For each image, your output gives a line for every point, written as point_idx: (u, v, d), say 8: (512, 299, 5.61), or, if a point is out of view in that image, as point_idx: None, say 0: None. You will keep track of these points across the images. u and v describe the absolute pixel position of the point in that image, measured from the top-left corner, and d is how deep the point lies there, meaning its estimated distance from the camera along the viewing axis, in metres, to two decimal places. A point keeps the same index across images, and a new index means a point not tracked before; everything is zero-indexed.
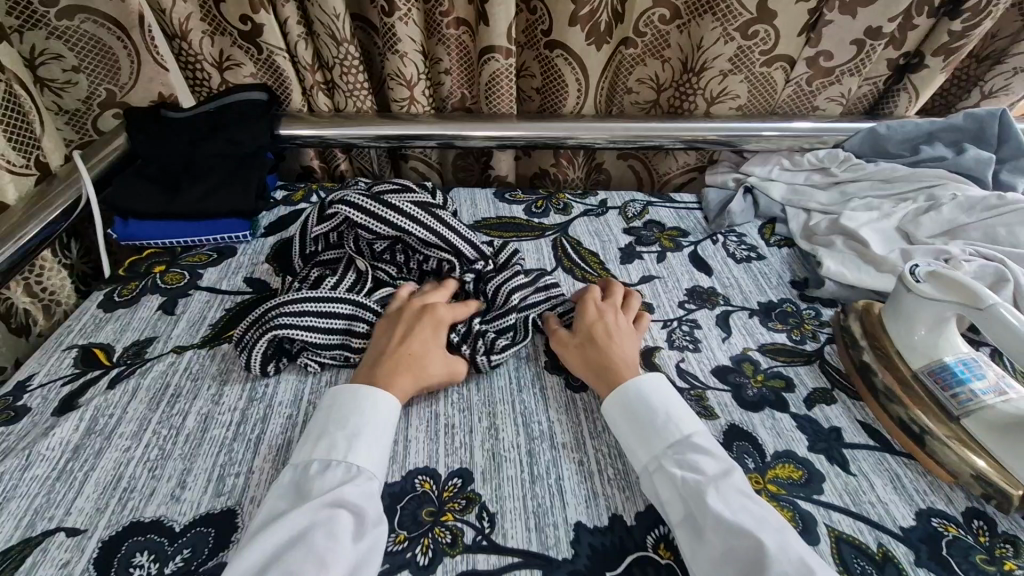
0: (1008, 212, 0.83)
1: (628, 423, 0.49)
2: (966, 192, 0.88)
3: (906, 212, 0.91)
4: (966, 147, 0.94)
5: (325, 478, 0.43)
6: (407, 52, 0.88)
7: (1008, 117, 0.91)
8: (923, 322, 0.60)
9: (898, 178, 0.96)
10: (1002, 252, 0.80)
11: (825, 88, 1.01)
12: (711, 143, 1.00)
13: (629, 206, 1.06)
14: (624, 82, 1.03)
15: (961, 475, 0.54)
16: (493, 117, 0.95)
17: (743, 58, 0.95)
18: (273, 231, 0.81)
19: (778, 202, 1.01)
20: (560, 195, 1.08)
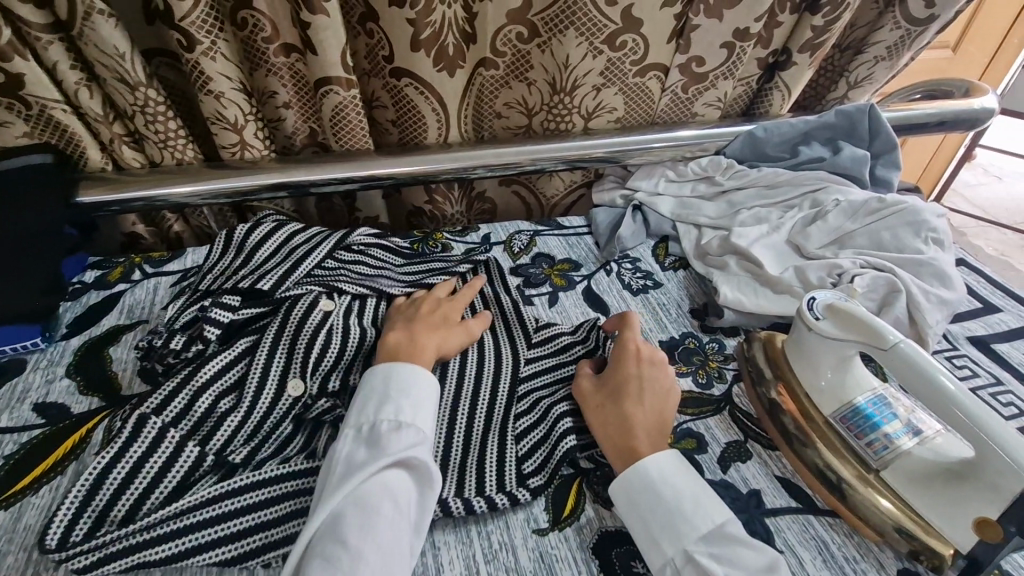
0: (891, 215, 0.79)
1: (653, 508, 0.42)
2: (848, 196, 0.84)
3: (794, 223, 0.85)
4: (842, 146, 0.89)
5: (393, 438, 0.40)
6: (224, 91, 0.65)
7: (878, 111, 0.88)
8: (826, 362, 0.51)
9: (782, 183, 0.90)
10: (889, 258, 0.76)
11: (701, 95, 0.93)
12: (595, 160, 0.89)
13: (514, 239, 0.94)
14: (491, 105, 0.89)
15: (888, 532, 0.44)
16: (347, 158, 0.74)
17: (614, 70, 0.85)
18: (80, 329, 0.59)
19: (668, 218, 0.93)
20: (437, 235, 0.95)
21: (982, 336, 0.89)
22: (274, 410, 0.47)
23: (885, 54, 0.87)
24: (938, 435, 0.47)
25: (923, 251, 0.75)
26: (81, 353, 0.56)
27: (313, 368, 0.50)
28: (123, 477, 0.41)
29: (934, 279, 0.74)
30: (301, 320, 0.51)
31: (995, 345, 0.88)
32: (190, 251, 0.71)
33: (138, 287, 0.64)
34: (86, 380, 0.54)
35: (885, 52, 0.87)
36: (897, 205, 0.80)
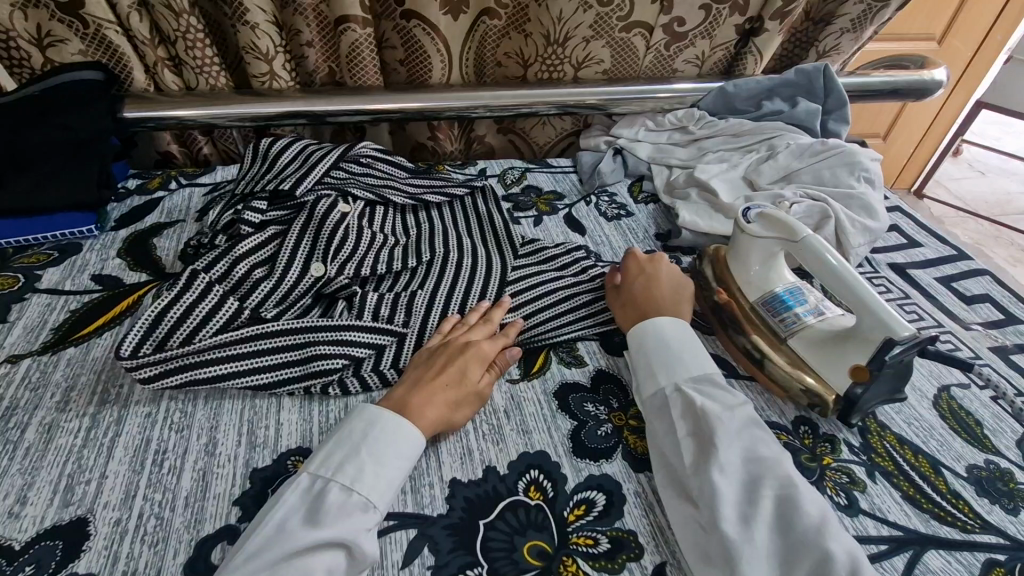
0: (830, 156, 0.94)
1: (653, 355, 0.54)
2: (797, 140, 0.99)
3: (750, 161, 1.00)
4: (800, 101, 1.03)
5: (335, 505, 0.40)
6: (259, 22, 0.80)
7: (832, 72, 1.01)
8: (756, 258, 0.66)
9: (745, 133, 1.04)
10: (827, 192, 0.91)
11: (681, 52, 1.07)
12: (587, 107, 1.03)
13: (507, 173, 1.10)
14: (492, 55, 1.02)
15: (792, 389, 0.60)
16: (356, 91, 0.89)
17: (602, 24, 0.99)
18: (126, 223, 0.73)
19: (644, 161, 1.07)
20: (439, 168, 1.11)
21: (899, 262, 1.04)
22: (298, 284, 0.62)
23: (849, 26, 1.02)
24: (834, 315, 0.62)
25: (853, 188, 0.91)
26: (129, 241, 0.70)
27: (331, 254, 0.65)
28: (177, 317, 0.52)
29: (861, 210, 0.89)
30: (323, 217, 0.68)
31: (911, 270, 1.03)
32: (218, 171, 0.86)
33: (175, 195, 0.79)
34: (134, 260, 0.68)
35: (849, 24, 1.01)
36: (838, 148, 0.95)
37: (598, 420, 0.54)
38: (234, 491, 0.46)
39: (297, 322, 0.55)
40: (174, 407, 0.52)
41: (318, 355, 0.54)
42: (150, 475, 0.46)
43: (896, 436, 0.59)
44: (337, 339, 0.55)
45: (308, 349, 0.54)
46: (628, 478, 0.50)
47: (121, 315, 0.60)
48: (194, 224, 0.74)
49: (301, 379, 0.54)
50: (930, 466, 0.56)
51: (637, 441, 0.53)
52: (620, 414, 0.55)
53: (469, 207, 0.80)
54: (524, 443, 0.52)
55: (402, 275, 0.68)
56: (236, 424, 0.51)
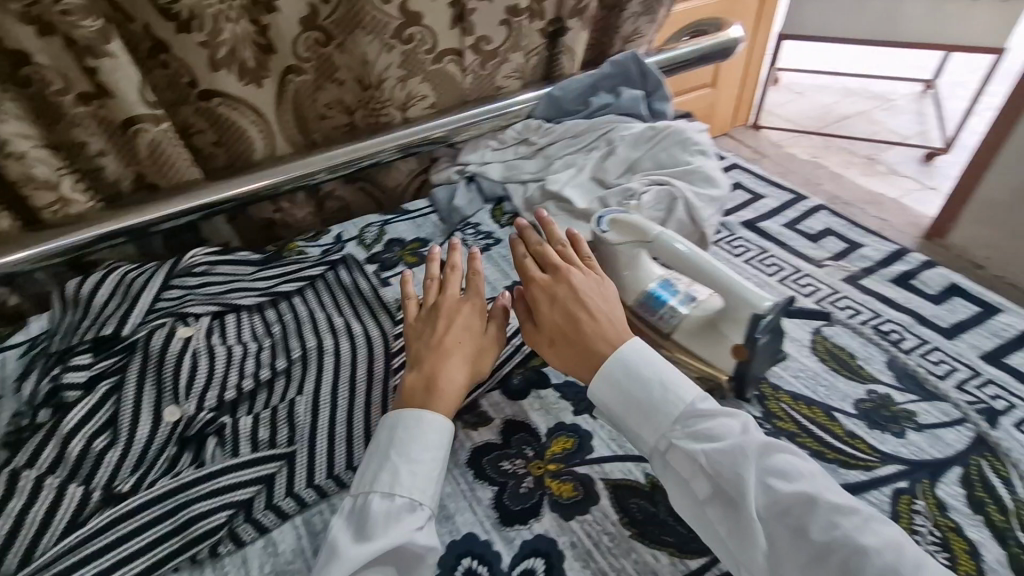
0: (662, 139, 0.98)
1: (626, 407, 0.46)
2: (629, 130, 1.01)
3: (592, 163, 1.00)
4: (620, 91, 1.07)
5: (390, 511, 0.42)
6: (26, 149, 0.61)
7: (640, 56, 1.05)
8: (622, 263, 0.61)
9: (583, 131, 1.04)
10: (668, 173, 0.94)
11: (499, 67, 1.01)
12: (426, 146, 0.94)
13: (366, 232, 1.01)
14: (312, 108, 0.84)
15: (688, 381, 0.57)
16: (173, 192, 0.73)
17: (412, 61, 0.87)
18: None
19: (498, 182, 1.03)
20: (290, 245, 0.99)
21: (750, 218, 1.06)
22: (153, 437, 0.51)
23: (642, 10, 1.09)
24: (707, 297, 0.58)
25: (691, 163, 0.95)
26: None
27: (184, 389, 0.54)
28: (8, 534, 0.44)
29: (704, 182, 0.93)
30: (162, 350, 0.56)
31: (761, 224, 1.06)
32: (31, 323, 0.71)
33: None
34: None
35: (641, 9, 1.09)
36: (666, 130, 0.99)
37: (517, 476, 0.52)
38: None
39: (161, 487, 0.47)
40: None
41: (196, 514, 0.46)
42: None
43: (790, 394, 0.64)
44: (216, 490, 0.47)
45: (184, 513, 0.46)
46: (562, 530, 0.48)
47: None
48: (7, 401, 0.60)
49: (183, 550, 0.45)
50: (824, 414, 0.62)
51: (560, 485, 0.51)
52: (537, 462, 0.53)
53: (332, 281, 0.68)
54: (449, 531, 0.48)
55: (276, 381, 0.58)
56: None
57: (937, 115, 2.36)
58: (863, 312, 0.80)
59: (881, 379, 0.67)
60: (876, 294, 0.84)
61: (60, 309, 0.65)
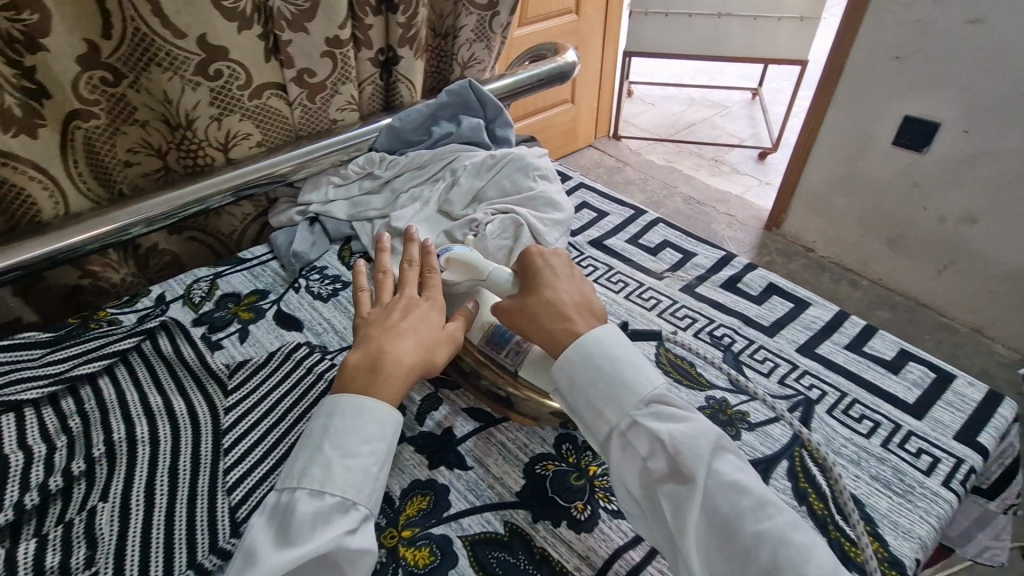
0: (504, 166, 0.96)
1: (590, 381, 0.43)
2: (472, 159, 0.98)
3: (439, 193, 0.96)
4: (462, 118, 1.02)
5: (309, 516, 0.36)
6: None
7: (475, 84, 1.00)
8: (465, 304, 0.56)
9: (427, 163, 0.99)
10: (512, 201, 0.93)
11: (332, 100, 0.82)
12: (260, 186, 0.75)
13: (193, 288, 0.87)
14: (111, 155, 0.69)
15: (542, 416, 0.54)
16: None
17: (224, 97, 0.71)
18: None
19: (344, 220, 0.96)
20: (100, 313, 0.83)
21: (596, 238, 1.09)
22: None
23: (473, 36, 1.04)
24: None
25: (533, 188, 0.94)
26: None
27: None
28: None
29: (548, 207, 0.92)
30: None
31: (607, 242, 1.09)
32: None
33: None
34: None
35: (473, 35, 1.04)
36: (507, 156, 0.97)
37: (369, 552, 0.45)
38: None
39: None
40: None
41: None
42: None
43: None
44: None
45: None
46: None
47: None
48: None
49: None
50: None
51: (413, 555, 0.45)
52: (390, 531, 0.46)
53: (149, 353, 0.54)
54: None
55: (71, 490, 0.44)
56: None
57: (765, 118, 2.65)
58: (700, 320, 0.84)
59: (717, 385, 0.71)
60: (706, 300, 0.88)
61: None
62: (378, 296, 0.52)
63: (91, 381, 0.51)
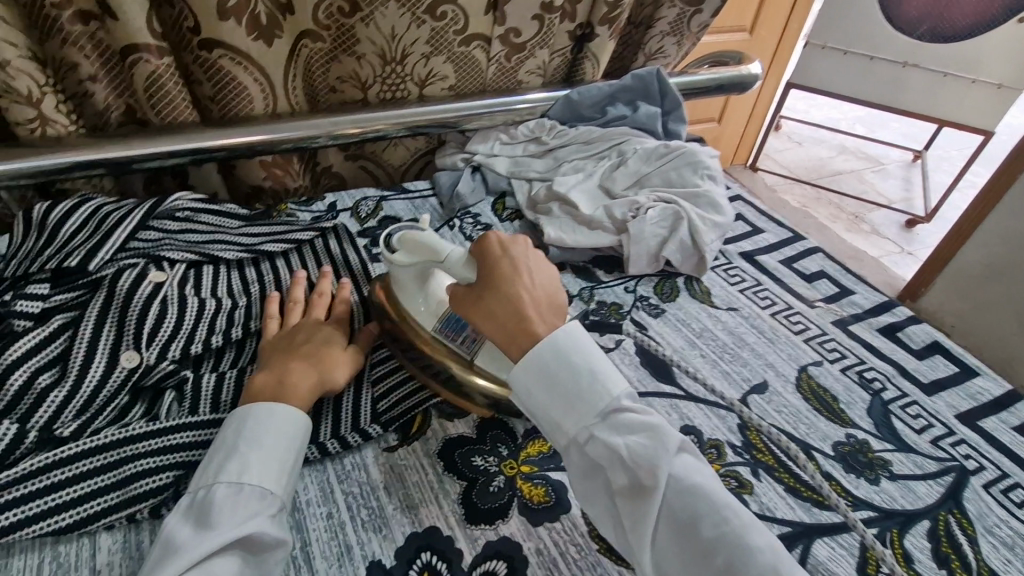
0: (674, 158, 0.94)
1: (554, 390, 0.42)
2: (643, 144, 0.96)
3: (604, 169, 0.95)
4: (640, 105, 1.01)
5: (229, 505, 0.40)
6: (9, 57, 0.61)
7: (663, 74, 0.99)
8: (416, 287, 0.56)
9: (595, 140, 0.99)
10: (675, 192, 0.91)
11: (523, 63, 0.97)
12: (436, 127, 0.90)
13: (360, 205, 0.96)
14: (322, 80, 0.85)
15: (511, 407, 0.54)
16: (168, 130, 0.71)
17: (440, 39, 0.85)
18: None
19: (504, 175, 0.98)
20: (281, 207, 0.93)
21: (748, 250, 1.02)
22: (105, 384, 0.50)
23: (669, 29, 1.03)
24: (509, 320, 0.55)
25: (699, 186, 0.92)
26: None
27: (148, 338, 0.52)
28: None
29: (708, 207, 0.90)
30: (132, 292, 0.54)
31: (759, 257, 1.01)
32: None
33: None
34: None
35: (668, 28, 1.03)
36: (679, 149, 0.95)
37: (488, 474, 0.54)
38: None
39: (95, 441, 0.45)
40: None
41: (140, 471, 0.45)
42: None
43: (772, 430, 0.65)
44: (160, 449, 0.47)
45: (123, 467, 0.45)
46: (527, 535, 0.49)
47: None
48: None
49: (121, 508, 0.45)
50: (805, 452, 0.63)
51: (528, 489, 0.53)
52: (510, 462, 0.55)
53: (318, 249, 0.70)
54: (412, 522, 0.50)
55: (245, 343, 0.58)
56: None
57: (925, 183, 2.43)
58: (848, 357, 0.78)
59: (860, 425, 0.67)
60: (861, 340, 0.82)
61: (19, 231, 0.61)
62: (309, 309, 0.58)
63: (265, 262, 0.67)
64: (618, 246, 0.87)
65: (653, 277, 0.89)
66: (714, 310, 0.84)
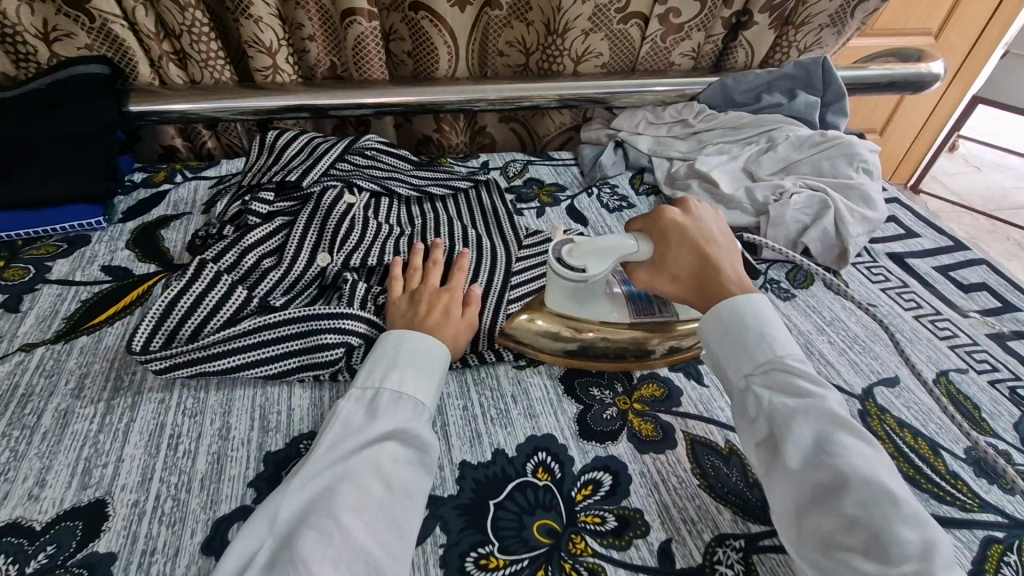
0: (830, 147, 0.89)
1: (724, 339, 0.45)
2: (796, 131, 0.93)
3: (750, 152, 0.94)
4: (798, 94, 0.97)
5: (392, 406, 0.47)
6: (262, 15, 0.78)
7: (831, 65, 0.94)
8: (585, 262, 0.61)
9: (745, 125, 0.97)
10: (824, 181, 0.87)
11: (677, 44, 0.98)
12: (588, 101, 0.96)
13: (510, 166, 1.03)
14: (493, 44, 0.95)
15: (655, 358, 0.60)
16: (362, 84, 0.86)
17: (602, 16, 0.91)
18: (132, 216, 0.77)
19: (645, 154, 1.00)
20: (442, 160, 1.04)
21: (899, 252, 0.95)
22: (305, 272, 0.65)
23: (829, 21, 0.98)
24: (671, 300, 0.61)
25: (852, 178, 0.86)
26: (136, 232, 0.74)
27: (338, 243, 0.68)
28: (188, 307, 0.56)
29: (861, 201, 0.85)
30: (331, 206, 0.72)
31: (910, 259, 0.94)
32: (222, 163, 0.91)
33: (180, 187, 0.84)
34: (141, 250, 0.72)
35: (828, 21, 0.98)
36: (836, 139, 0.90)
37: (603, 403, 0.59)
38: (249, 473, 0.49)
39: (294, 313, 0.57)
40: (187, 393, 0.56)
41: (322, 343, 0.57)
42: (164, 459, 0.50)
43: (896, 419, 0.64)
44: (338, 328, 0.57)
45: (312, 337, 0.57)
46: (634, 458, 0.54)
47: (132, 304, 0.64)
48: (199, 217, 0.79)
49: (308, 365, 0.57)
50: (930, 448, 0.62)
51: (639, 422, 0.57)
52: (624, 398, 0.60)
53: (474, 198, 0.85)
54: (531, 427, 0.56)
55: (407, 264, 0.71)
56: (248, 410, 0.55)
57: None
58: (1001, 371, 0.73)
59: (1004, 437, 0.64)
60: (1018, 357, 0.76)
61: (254, 153, 0.82)
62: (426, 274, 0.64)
63: (425, 205, 0.82)
64: (756, 228, 0.86)
65: (786, 264, 0.87)
66: (849, 303, 0.81)
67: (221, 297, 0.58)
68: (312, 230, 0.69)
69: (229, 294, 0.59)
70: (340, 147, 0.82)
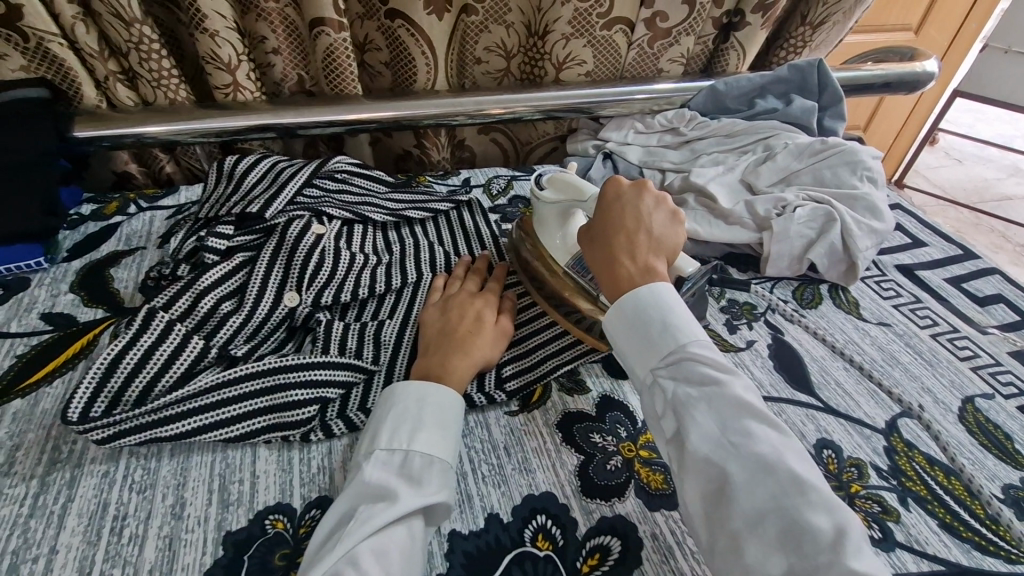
0: (831, 155, 0.80)
1: (630, 330, 0.39)
2: (794, 139, 0.84)
3: (747, 163, 0.85)
4: (794, 98, 0.89)
5: (420, 471, 0.40)
6: (219, 28, 0.69)
7: (826, 66, 0.87)
8: (555, 223, 0.58)
9: (739, 133, 0.88)
10: (828, 192, 0.78)
11: (666, 50, 0.91)
12: (568, 112, 0.88)
13: (493, 183, 0.95)
14: (471, 51, 0.86)
15: None
16: (333, 100, 0.77)
17: (582, 21, 0.82)
18: (80, 253, 0.67)
19: (637, 166, 0.90)
20: (420, 178, 0.95)
21: (905, 263, 0.85)
22: (272, 314, 0.56)
23: (841, 18, 0.87)
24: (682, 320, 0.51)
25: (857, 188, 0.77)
26: (83, 272, 0.64)
27: (308, 280, 0.59)
28: (136, 362, 0.47)
29: (866, 212, 0.76)
30: (296, 241, 0.61)
31: (919, 272, 0.84)
32: (181, 190, 0.81)
33: (133, 219, 0.74)
34: (88, 293, 0.62)
35: (841, 17, 0.87)
36: (838, 146, 0.80)
37: (607, 452, 0.50)
38: (205, 561, 0.40)
39: (259, 365, 0.48)
40: (136, 462, 0.46)
41: (292, 400, 0.48)
42: (109, 546, 0.40)
43: (924, 456, 0.55)
44: (311, 380, 0.49)
45: (280, 393, 0.48)
46: (644, 519, 0.45)
47: (80, 355, 0.54)
48: (154, 250, 0.68)
49: (275, 427, 0.47)
50: (963, 489, 0.52)
51: (649, 474, 0.48)
52: (630, 444, 0.51)
53: (454, 219, 0.76)
54: (528, 484, 0.47)
55: (387, 297, 0.62)
56: (205, 480, 0.45)
57: None
58: None
59: None
60: None
61: (212, 180, 0.72)
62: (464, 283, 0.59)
63: (402, 231, 0.73)
64: (758, 244, 0.77)
65: (791, 282, 0.78)
66: (860, 323, 0.71)
67: (174, 351, 0.49)
68: (280, 262, 0.59)
69: (182, 344, 0.49)
70: (304, 168, 0.72)
